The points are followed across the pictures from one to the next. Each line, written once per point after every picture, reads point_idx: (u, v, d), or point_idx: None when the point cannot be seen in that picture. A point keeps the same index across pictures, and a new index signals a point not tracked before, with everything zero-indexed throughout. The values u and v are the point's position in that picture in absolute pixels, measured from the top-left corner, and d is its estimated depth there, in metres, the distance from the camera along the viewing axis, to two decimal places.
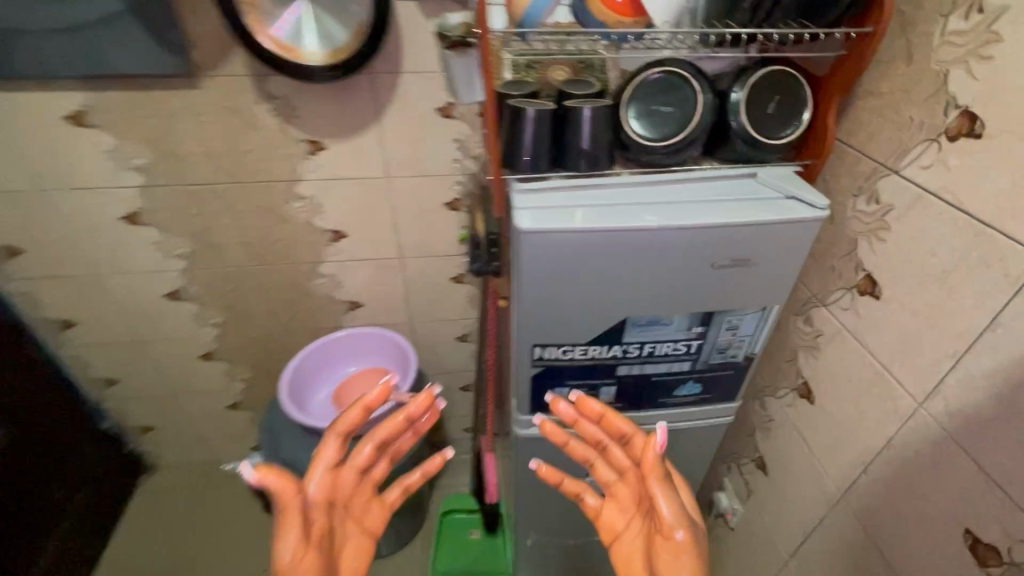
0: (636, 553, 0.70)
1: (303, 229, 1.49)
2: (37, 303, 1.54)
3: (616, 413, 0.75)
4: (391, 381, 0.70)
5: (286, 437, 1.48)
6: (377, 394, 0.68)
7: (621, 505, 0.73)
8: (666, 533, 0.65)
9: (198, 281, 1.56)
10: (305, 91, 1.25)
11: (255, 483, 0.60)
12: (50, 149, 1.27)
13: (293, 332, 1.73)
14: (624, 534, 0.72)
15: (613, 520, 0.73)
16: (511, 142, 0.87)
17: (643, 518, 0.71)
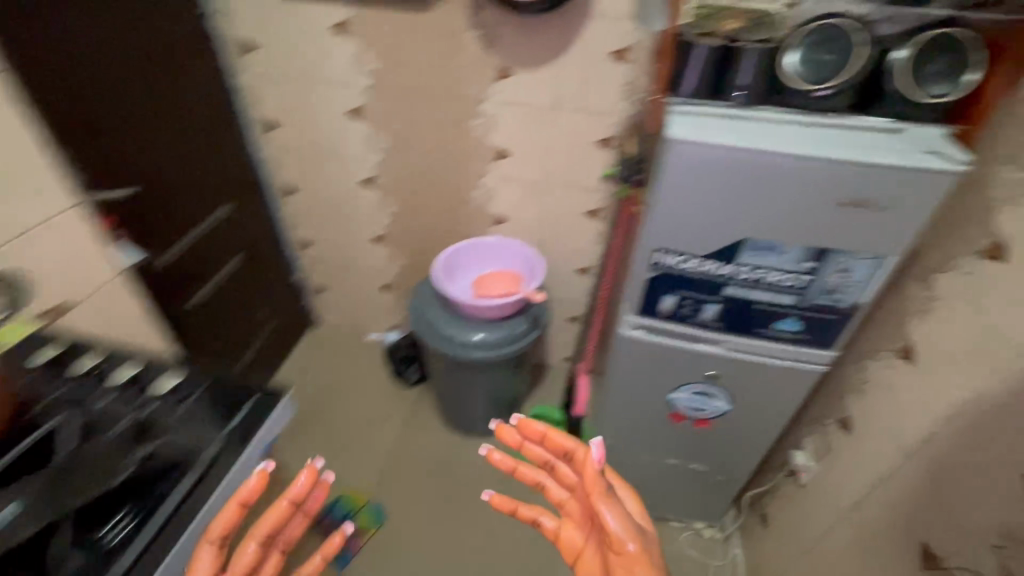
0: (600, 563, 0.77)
1: (476, 143, 1.79)
2: (276, 169, 2.04)
3: (558, 432, 0.76)
4: (266, 469, 0.65)
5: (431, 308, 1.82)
6: (250, 488, 0.63)
7: (578, 520, 0.80)
8: (620, 549, 0.71)
9: (388, 174, 1.95)
10: (508, 22, 1.51)
11: None
12: (317, 48, 1.69)
13: (446, 233, 2.07)
14: (585, 545, 0.78)
15: (573, 537, 0.79)
16: (677, 71, 1.04)
17: (596, 531, 0.78)
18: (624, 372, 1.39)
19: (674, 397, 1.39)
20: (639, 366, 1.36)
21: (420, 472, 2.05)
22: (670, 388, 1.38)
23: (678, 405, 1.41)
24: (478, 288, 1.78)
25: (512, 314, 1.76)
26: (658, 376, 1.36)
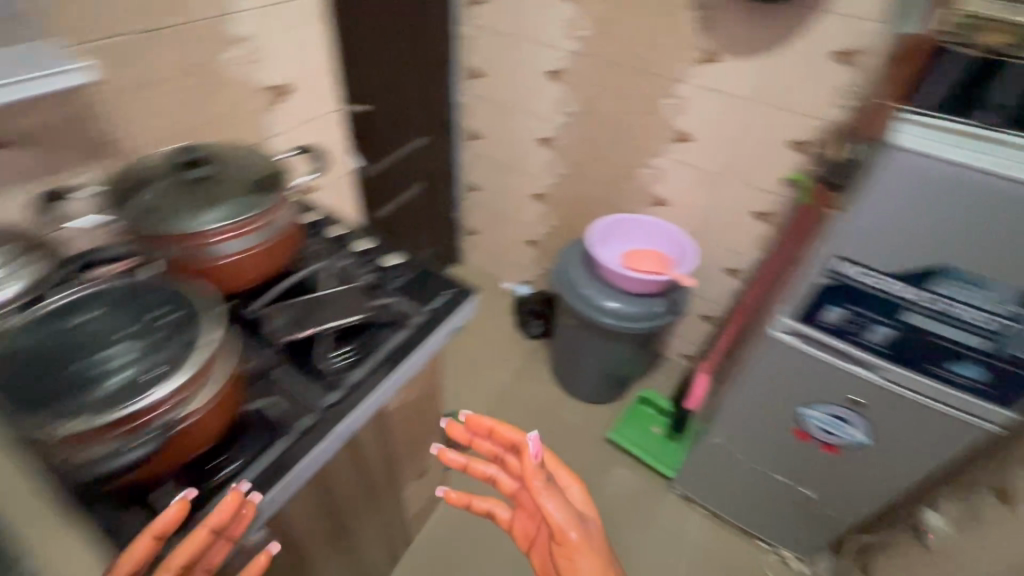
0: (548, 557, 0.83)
1: (660, 123, 1.82)
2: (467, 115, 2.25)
3: (502, 425, 0.85)
4: (185, 496, 0.59)
5: (575, 266, 1.93)
6: (168, 519, 0.57)
7: (529, 512, 0.86)
8: (561, 538, 0.77)
9: (567, 137, 2.06)
10: (730, 9, 1.52)
11: None
12: (539, 9, 1.83)
13: (604, 205, 2.14)
14: (536, 538, 0.86)
15: (528, 527, 0.87)
16: (921, 75, 0.94)
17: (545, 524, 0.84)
18: (759, 374, 1.38)
19: (807, 412, 1.36)
20: (779, 371, 1.34)
21: (524, 415, 2.21)
22: (807, 401, 1.35)
23: (809, 421, 1.37)
24: (626, 260, 1.85)
25: (653, 292, 1.81)
26: (796, 386, 1.34)
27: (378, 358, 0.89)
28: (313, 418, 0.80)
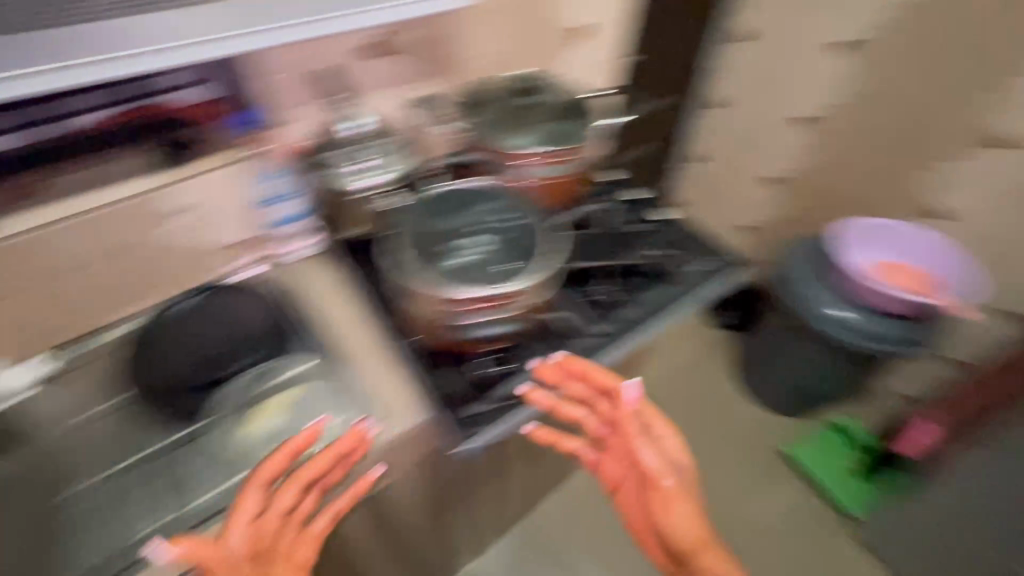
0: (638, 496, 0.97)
1: (971, 121, 1.52)
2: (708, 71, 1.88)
3: (595, 371, 0.92)
4: (314, 422, 0.80)
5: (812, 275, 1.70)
6: (300, 441, 0.78)
7: (616, 455, 0.99)
8: (658, 484, 0.92)
9: (856, 109, 1.69)
10: None
11: (172, 556, 0.73)
12: None
13: (852, 206, 1.87)
14: (624, 480, 0.99)
15: (616, 470, 1.00)
16: None
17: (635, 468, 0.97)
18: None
19: None
20: None
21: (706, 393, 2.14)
22: None
23: None
24: (876, 272, 1.63)
25: (904, 315, 1.58)
26: None
27: (652, 302, 0.99)
28: (600, 334, 0.96)
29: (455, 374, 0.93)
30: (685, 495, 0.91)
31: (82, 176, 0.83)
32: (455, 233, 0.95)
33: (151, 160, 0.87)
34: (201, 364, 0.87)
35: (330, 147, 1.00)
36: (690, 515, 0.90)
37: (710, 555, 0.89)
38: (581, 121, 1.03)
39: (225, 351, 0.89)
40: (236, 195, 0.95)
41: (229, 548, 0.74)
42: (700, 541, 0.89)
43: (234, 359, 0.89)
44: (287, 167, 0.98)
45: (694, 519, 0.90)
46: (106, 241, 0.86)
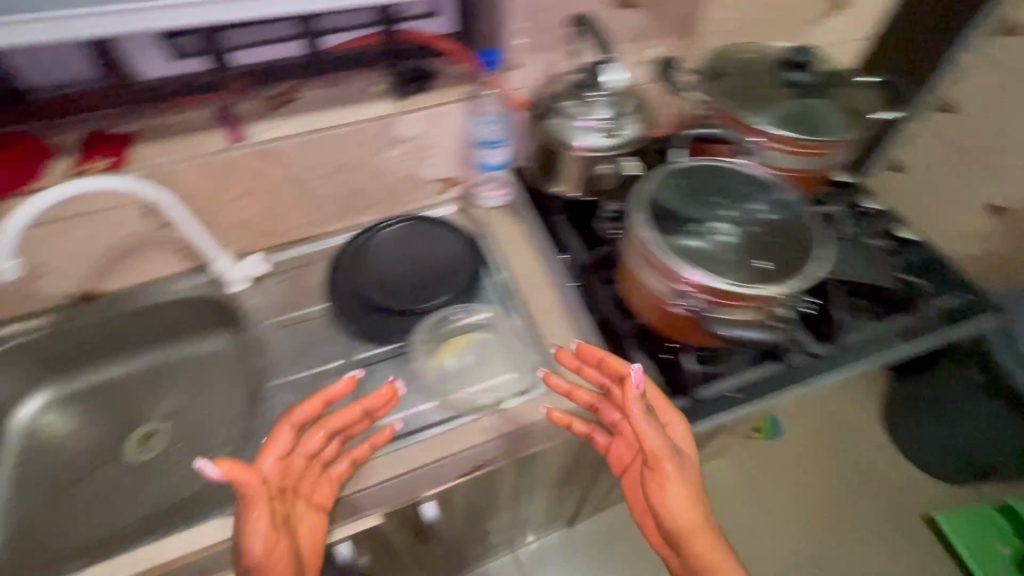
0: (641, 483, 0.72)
1: None
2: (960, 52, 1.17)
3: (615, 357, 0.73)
4: (351, 370, 0.72)
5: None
6: (338, 390, 0.70)
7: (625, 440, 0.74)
8: (654, 464, 0.66)
9: None
10: None
11: (217, 476, 0.58)
12: None
13: None
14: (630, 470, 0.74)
15: (622, 456, 0.75)
16: None
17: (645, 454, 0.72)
18: None
19: None
20: None
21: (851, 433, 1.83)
22: None
23: None
24: None
25: None
26: None
27: (883, 329, 0.82)
28: (816, 354, 0.79)
29: (642, 357, 0.79)
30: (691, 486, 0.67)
31: (325, 91, 0.88)
32: (722, 201, 0.73)
33: (386, 91, 0.89)
34: (402, 294, 0.94)
35: (582, 94, 0.83)
36: (689, 503, 0.66)
37: (715, 548, 0.66)
38: (846, 121, 0.82)
39: (424, 286, 0.95)
40: (454, 133, 0.96)
41: (263, 473, 0.64)
42: (697, 528, 0.66)
43: (431, 293, 0.94)
44: (508, 116, 0.94)
45: (692, 505, 0.66)
46: (331, 159, 0.90)
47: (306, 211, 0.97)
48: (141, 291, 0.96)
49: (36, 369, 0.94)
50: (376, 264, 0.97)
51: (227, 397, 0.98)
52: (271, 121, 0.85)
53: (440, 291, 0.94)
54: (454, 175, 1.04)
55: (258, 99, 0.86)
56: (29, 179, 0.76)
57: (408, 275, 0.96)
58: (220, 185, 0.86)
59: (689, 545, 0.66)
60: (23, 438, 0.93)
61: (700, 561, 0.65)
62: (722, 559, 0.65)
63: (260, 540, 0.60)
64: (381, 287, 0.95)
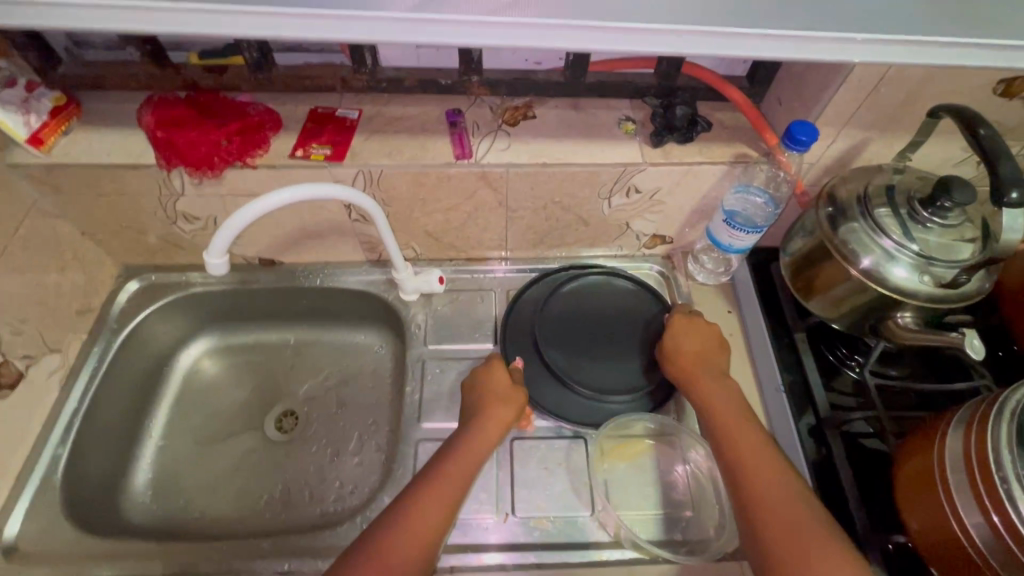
0: (736, 437, 0.63)
1: None
2: None
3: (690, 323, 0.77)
4: None
5: None
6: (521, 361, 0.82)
7: (738, 413, 0.66)
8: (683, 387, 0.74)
9: None
10: None
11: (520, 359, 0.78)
12: None
13: None
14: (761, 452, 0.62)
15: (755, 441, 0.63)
16: None
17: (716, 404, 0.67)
18: None
19: None
20: None
21: None
22: None
23: None
24: None
25: None
26: None
27: None
28: None
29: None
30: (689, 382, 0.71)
31: (569, 115, 0.75)
32: None
33: (637, 133, 0.74)
34: (581, 364, 0.81)
35: (915, 206, 0.60)
36: (712, 405, 0.67)
37: (747, 453, 0.62)
38: None
39: (607, 363, 0.81)
40: (696, 196, 0.78)
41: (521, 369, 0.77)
42: (721, 428, 0.65)
43: (614, 374, 0.80)
44: (778, 202, 0.75)
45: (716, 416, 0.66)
46: (550, 194, 0.77)
47: (502, 235, 0.86)
48: (320, 270, 0.92)
49: (212, 315, 0.95)
50: (561, 315, 0.84)
51: (367, 399, 0.93)
52: (502, 140, 0.74)
53: (624, 374, 0.80)
54: (670, 234, 0.87)
55: (497, 108, 0.75)
56: (256, 153, 0.71)
57: (594, 342, 0.82)
58: (430, 196, 0.77)
59: (726, 444, 0.63)
60: (182, 380, 0.94)
61: (734, 460, 0.61)
62: (767, 467, 0.60)
63: (507, 413, 0.71)
64: (560, 346, 0.81)
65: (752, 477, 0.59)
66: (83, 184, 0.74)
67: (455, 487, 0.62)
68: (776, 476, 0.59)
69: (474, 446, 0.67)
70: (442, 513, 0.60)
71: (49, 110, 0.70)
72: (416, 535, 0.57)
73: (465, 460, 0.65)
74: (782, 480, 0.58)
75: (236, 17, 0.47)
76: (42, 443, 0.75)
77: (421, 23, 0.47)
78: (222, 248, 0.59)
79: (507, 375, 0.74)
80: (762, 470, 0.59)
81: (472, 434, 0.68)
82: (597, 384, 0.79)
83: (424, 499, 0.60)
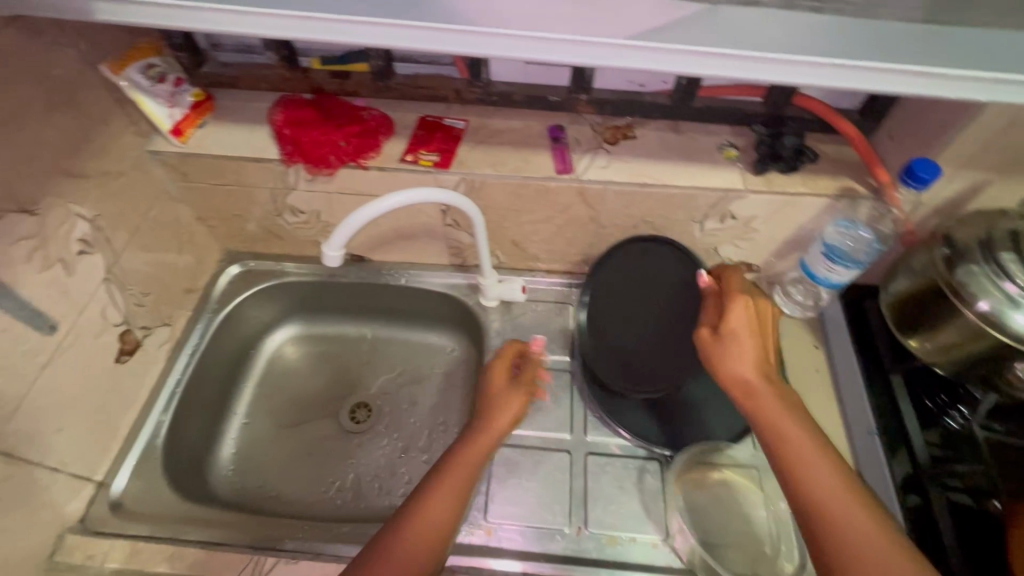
0: (817, 475, 0.49)
1: None
2: None
3: (740, 305, 0.58)
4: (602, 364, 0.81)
5: None
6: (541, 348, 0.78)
7: (814, 445, 0.51)
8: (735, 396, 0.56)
9: None
10: None
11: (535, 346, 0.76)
12: None
13: None
14: (851, 500, 0.48)
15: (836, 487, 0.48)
16: None
17: (790, 433, 0.51)
18: None
19: None
20: None
21: None
22: None
23: None
24: None
25: None
26: None
27: None
28: None
29: None
30: (756, 400, 0.54)
31: (669, 138, 0.76)
32: None
33: (739, 159, 0.74)
34: (632, 357, 0.80)
35: None
36: (783, 436, 0.51)
37: (838, 504, 0.47)
38: None
39: (659, 354, 0.80)
40: (793, 226, 0.78)
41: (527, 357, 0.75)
42: (800, 466, 0.50)
43: (661, 372, 0.79)
44: (881, 242, 0.73)
45: (797, 451, 0.50)
46: (643, 213, 0.78)
47: (587, 250, 0.87)
48: (405, 269, 0.96)
49: (303, 305, 1.00)
50: (611, 302, 0.83)
51: (439, 399, 0.95)
52: (603, 157, 0.75)
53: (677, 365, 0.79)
54: (758, 262, 0.86)
55: (599, 126, 0.77)
56: (371, 155, 0.75)
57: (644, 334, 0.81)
58: (524, 207, 0.79)
59: (797, 483, 0.49)
60: (266, 364, 0.99)
61: (819, 511, 0.47)
62: (852, 506, 0.47)
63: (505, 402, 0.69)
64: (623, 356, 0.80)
65: (848, 543, 0.46)
66: (209, 173, 0.80)
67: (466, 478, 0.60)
68: (874, 537, 0.46)
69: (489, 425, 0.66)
70: (460, 488, 0.59)
71: (189, 104, 0.77)
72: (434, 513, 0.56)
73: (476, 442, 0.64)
74: (884, 538, 0.46)
75: (381, 28, 0.49)
76: (146, 411, 0.81)
77: (556, 44, 0.48)
78: (340, 242, 0.63)
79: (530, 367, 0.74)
80: (849, 511, 0.47)
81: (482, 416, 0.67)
82: (652, 378, 0.79)
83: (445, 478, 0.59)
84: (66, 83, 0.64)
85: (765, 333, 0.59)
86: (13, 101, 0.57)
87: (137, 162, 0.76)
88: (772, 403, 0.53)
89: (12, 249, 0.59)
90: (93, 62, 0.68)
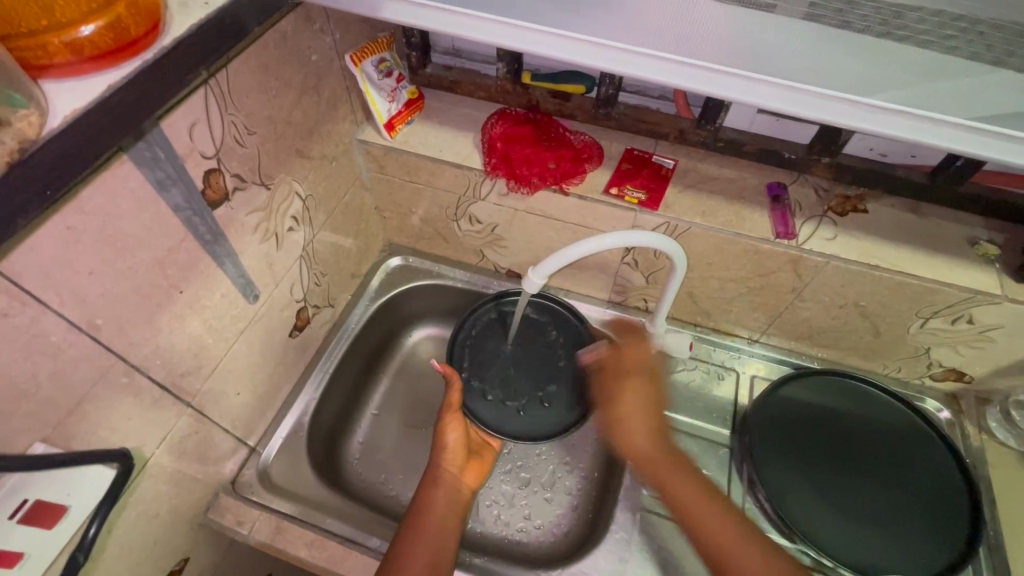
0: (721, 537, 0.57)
1: None
2: None
3: (634, 372, 0.67)
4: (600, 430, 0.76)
5: None
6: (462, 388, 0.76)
7: (710, 503, 0.59)
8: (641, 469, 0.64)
9: None
10: None
11: (443, 370, 0.75)
12: None
13: None
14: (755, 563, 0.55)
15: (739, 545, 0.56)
16: None
17: (688, 500, 0.60)
18: None
19: None
20: None
21: None
22: None
23: None
24: None
25: None
26: None
27: None
28: None
29: None
30: (659, 467, 0.62)
31: (907, 219, 0.68)
32: None
33: (996, 258, 0.64)
34: (500, 398, 0.79)
35: None
36: (680, 502, 0.60)
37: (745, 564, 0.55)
38: None
39: (526, 405, 0.79)
40: None
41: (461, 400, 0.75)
42: (706, 530, 0.58)
43: (851, 486, 0.72)
44: None
45: (700, 517, 0.59)
46: (857, 296, 0.70)
47: (770, 319, 0.80)
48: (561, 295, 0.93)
49: (447, 308, 1.00)
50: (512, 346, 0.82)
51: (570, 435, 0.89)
52: (829, 227, 0.68)
53: (524, 417, 0.78)
54: (974, 373, 0.74)
55: (827, 193, 0.70)
56: (573, 181, 0.73)
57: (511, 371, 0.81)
58: (721, 262, 0.73)
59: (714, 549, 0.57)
60: (403, 357, 1.00)
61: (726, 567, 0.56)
62: (734, 539, 0.57)
63: (449, 437, 0.73)
64: (811, 458, 0.74)
65: None
66: (405, 170, 0.81)
67: (446, 501, 0.66)
68: None
69: (443, 457, 0.71)
70: (447, 522, 0.64)
71: (405, 100, 0.78)
72: (428, 530, 0.62)
73: (448, 470, 0.70)
74: None
75: (670, 65, 0.44)
76: (300, 385, 0.83)
77: (873, 111, 0.42)
78: (544, 272, 0.63)
79: (454, 390, 0.75)
80: (733, 545, 0.56)
81: (435, 456, 0.72)
82: (503, 419, 0.77)
83: (432, 497, 0.66)
84: (318, 68, 0.66)
85: (659, 396, 0.67)
86: (279, 81, 0.60)
87: (346, 148, 0.78)
88: (671, 470, 0.62)
89: (247, 217, 0.61)
90: (339, 52, 0.70)
